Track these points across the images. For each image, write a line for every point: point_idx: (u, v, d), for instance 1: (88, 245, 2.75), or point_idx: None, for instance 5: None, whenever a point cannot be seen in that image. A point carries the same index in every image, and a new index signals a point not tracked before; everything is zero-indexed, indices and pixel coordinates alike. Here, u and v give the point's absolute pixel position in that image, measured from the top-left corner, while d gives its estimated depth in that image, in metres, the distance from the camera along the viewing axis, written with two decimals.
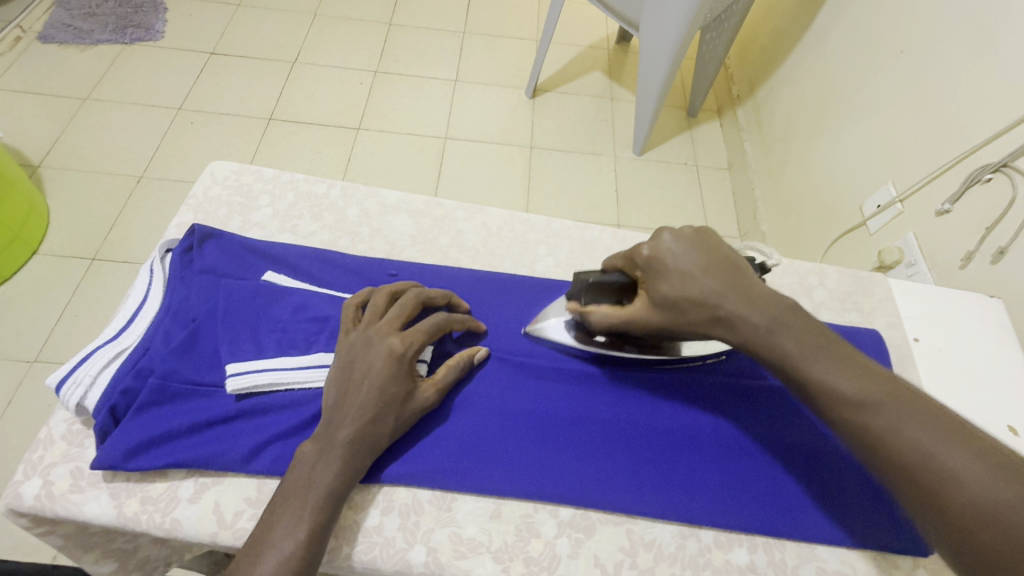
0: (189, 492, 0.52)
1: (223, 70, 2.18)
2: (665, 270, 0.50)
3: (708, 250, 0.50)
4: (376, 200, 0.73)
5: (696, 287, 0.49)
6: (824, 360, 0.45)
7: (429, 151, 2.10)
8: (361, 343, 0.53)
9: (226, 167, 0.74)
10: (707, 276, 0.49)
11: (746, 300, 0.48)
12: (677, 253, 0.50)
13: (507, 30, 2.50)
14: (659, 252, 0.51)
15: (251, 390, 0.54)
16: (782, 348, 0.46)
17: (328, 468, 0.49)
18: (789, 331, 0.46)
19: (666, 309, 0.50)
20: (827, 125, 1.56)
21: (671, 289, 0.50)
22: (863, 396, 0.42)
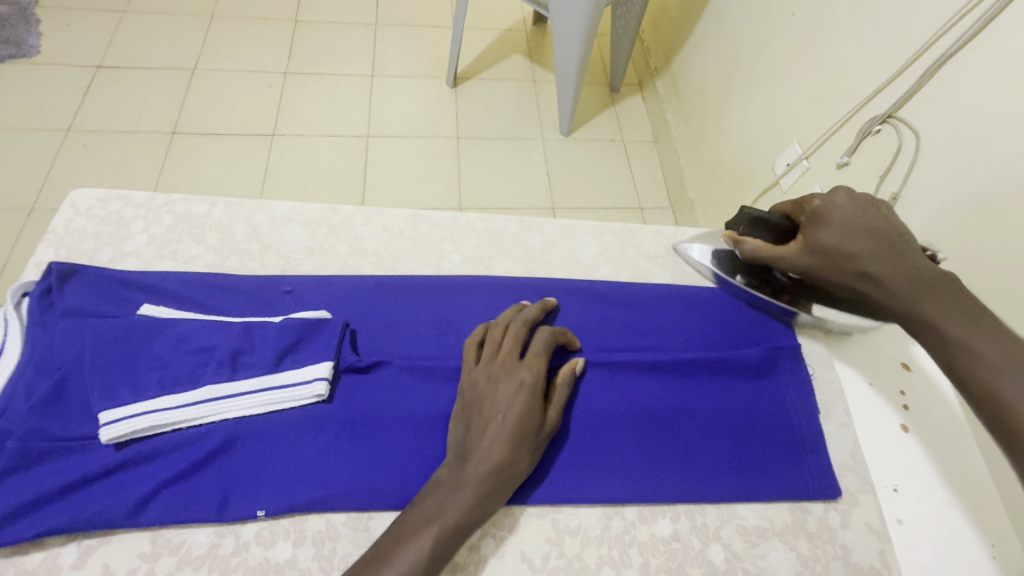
0: (72, 558, 0.48)
1: (114, 84, 2.02)
2: (828, 220, 0.57)
3: (877, 218, 0.55)
4: (265, 212, 0.68)
5: (850, 241, 0.54)
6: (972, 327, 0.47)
7: (351, 151, 2.02)
8: (485, 379, 0.55)
9: (90, 194, 0.67)
10: (869, 233, 0.54)
11: (903, 263, 0.52)
12: (843, 206, 0.56)
13: (421, 18, 2.42)
14: (828, 201, 0.58)
15: (130, 437, 0.50)
16: (924, 310, 0.49)
17: (459, 501, 0.48)
18: (938, 296, 0.49)
19: (820, 254, 0.56)
20: (737, 91, 1.60)
21: (830, 235, 0.56)
22: (998, 357, 0.44)
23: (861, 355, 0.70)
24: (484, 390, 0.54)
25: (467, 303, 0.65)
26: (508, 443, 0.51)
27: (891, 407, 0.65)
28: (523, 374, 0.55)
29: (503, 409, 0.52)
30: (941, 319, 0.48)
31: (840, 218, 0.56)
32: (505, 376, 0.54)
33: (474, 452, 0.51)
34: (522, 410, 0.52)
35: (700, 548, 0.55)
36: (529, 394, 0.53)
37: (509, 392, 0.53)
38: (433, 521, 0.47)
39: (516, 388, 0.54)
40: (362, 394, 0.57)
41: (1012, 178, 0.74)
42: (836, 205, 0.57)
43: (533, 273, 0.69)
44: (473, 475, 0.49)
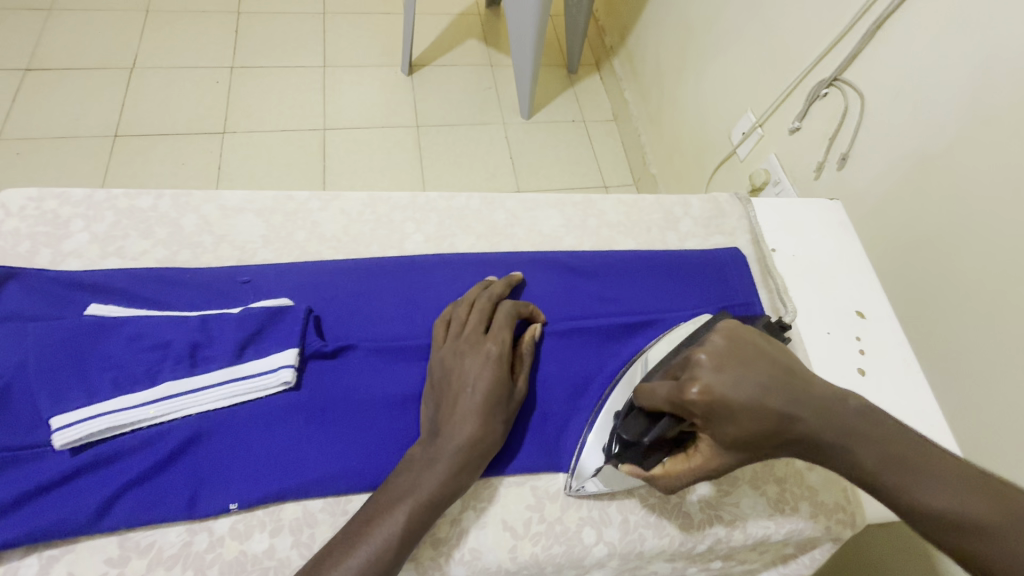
0: (34, 570, 0.46)
1: (46, 88, 1.92)
2: (726, 417, 0.45)
3: (761, 375, 0.45)
4: (216, 203, 0.66)
5: (767, 422, 0.44)
6: (919, 481, 0.41)
7: (308, 145, 1.97)
8: (452, 355, 0.54)
9: (22, 194, 0.63)
10: (774, 404, 0.44)
11: (818, 418, 0.44)
12: (731, 388, 0.45)
13: (371, 6, 2.37)
14: (709, 392, 0.45)
15: (87, 440, 0.48)
16: (874, 471, 0.42)
17: (432, 476, 0.48)
18: (881, 449, 0.42)
19: (740, 454, 0.46)
20: (691, 65, 1.63)
21: (742, 434, 0.45)
22: (972, 516, 0.39)
23: (820, 304, 0.72)
24: (453, 366, 0.54)
25: (432, 283, 0.64)
26: (480, 414, 0.51)
27: (849, 352, 0.69)
28: (494, 346, 0.55)
29: (472, 382, 0.52)
30: (901, 481, 0.41)
31: (749, 408, 0.44)
32: (474, 350, 0.54)
33: (444, 425, 0.51)
34: (490, 382, 0.52)
35: (675, 501, 0.56)
36: (497, 367, 0.53)
37: (480, 365, 0.53)
38: (405, 503, 0.46)
39: (484, 360, 0.53)
40: (330, 380, 0.56)
41: (948, 130, 0.77)
42: (723, 390, 0.45)
43: (497, 249, 0.69)
44: (445, 451, 0.49)
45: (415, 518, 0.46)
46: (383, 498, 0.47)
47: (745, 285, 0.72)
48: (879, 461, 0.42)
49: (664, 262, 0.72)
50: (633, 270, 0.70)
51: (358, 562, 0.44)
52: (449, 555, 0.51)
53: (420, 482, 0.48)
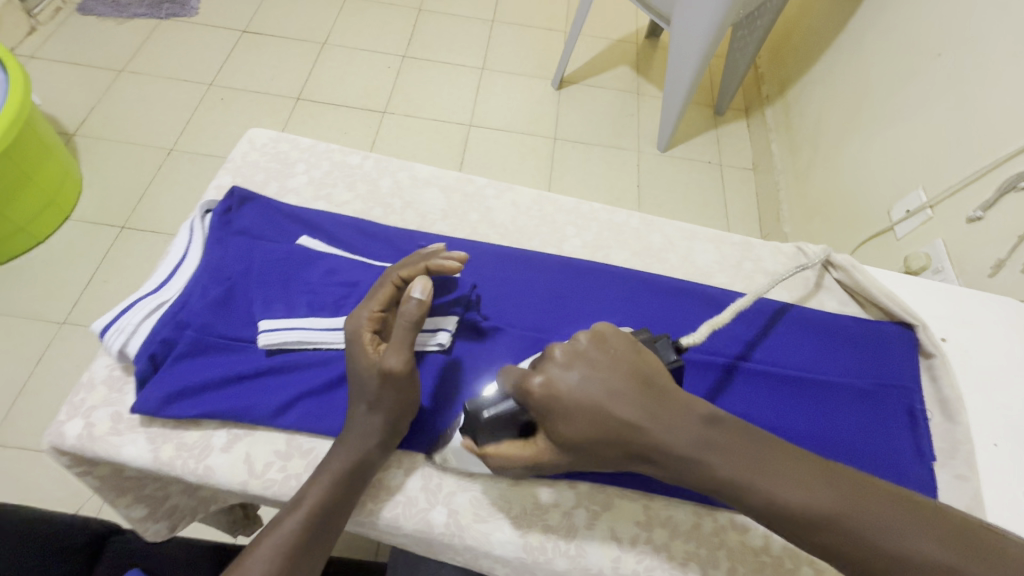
0: (222, 442, 0.54)
1: (255, 49, 2.25)
2: (563, 411, 0.45)
3: (611, 376, 0.45)
4: (409, 172, 0.74)
5: (602, 419, 0.45)
6: (764, 472, 0.42)
7: (451, 137, 2.12)
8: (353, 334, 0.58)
9: (264, 134, 0.75)
10: (613, 404, 0.44)
11: (667, 421, 0.44)
12: (573, 385, 0.45)
13: (536, 21, 2.51)
14: (551, 383, 0.46)
15: (281, 347, 0.56)
16: (726, 476, 0.42)
17: (322, 484, 0.49)
18: (725, 452, 0.43)
19: (574, 452, 0.46)
20: (858, 128, 1.54)
21: (575, 432, 0.45)
22: (818, 508, 0.40)
23: (992, 410, 0.65)
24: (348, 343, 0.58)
25: (582, 285, 0.67)
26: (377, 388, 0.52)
27: (1018, 471, 0.61)
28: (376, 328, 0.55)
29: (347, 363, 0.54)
30: (748, 479, 0.42)
31: (587, 407, 0.44)
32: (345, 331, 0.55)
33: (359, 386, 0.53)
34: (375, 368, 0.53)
35: (791, 568, 0.53)
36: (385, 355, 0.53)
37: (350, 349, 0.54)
38: (352, 441, 0.51)
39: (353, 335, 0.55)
40: (479, 350, 0.60)
41: None
42: (563, 386, 0.45)
43: (650, 269, 0.70)
44: (362, 395, 0.53)
45: (360, 454, 0.51)
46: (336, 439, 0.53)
47: (906, 368, 0.67)
48: (729, 463, 0.42)
49: (813, 321, 0.70)
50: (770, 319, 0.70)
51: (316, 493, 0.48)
52: (555, 542, 0.53)
53: (366, 423, 0.52)
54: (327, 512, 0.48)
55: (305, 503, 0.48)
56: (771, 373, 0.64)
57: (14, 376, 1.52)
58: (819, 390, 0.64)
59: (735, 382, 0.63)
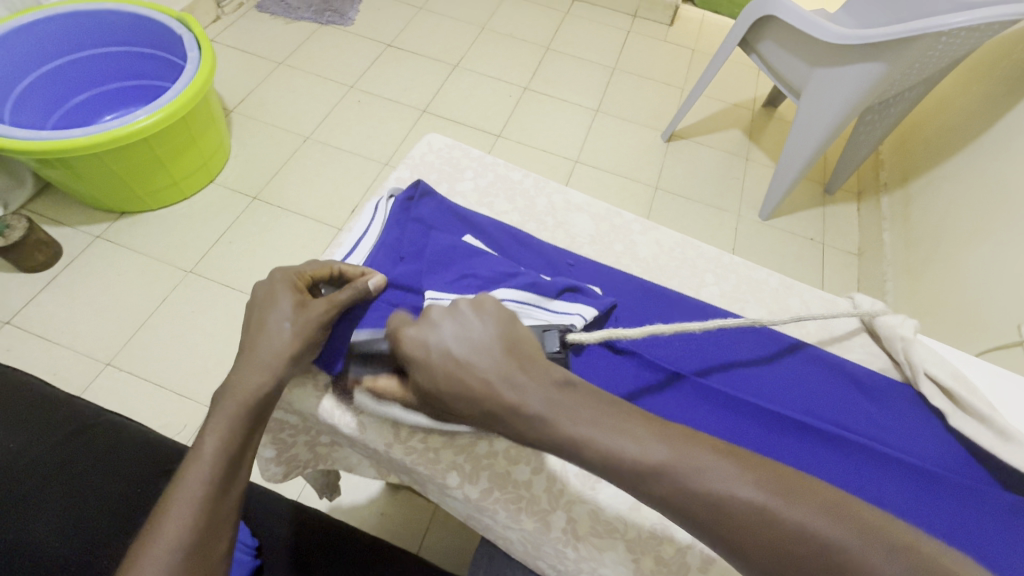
0: (376, 403, 0.61)
1: (395, 62, 2.47)
2: (419, 362, 0.50)
3: (479, 342, 0.49)
4: (563, 196, 0.80)
5: (459, 376, 0.48)
6: (595, 420, 0.46)
7: (557, 169, 2.20)
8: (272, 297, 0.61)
9: (441, 139, 0.84)
10: (467, 365, 0.48)
11: (518, 386, 0.47)
12: (429, 344, 0.50)
13: (656, 75, 2.59)
14: (426, 331, 0.50)
15: None
16: (566, 435, 0.45)
17: (215, 434, 0.52)
18: (567, 412, 0.46)
19: (429, 401, 0.51)
20: (994, 232, 1.46)
21: (425, 384, 0.50)
22: (645, 460, 0.44)
23: None
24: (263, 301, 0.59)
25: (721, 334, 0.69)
26: (278, 315, 0.57)
27: None
28: (295, 298, 0.58)
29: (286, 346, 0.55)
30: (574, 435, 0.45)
31: (442, 358, 0.48)
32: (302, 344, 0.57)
33: (243, 359, 0.55)
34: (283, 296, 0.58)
35: None
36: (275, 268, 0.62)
37: (278, 332, 0.56)
38: (238, 398, 0.53)
39: (289, 331, 0.56)
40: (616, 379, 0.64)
41: None
42: (423, 344, 0.50)
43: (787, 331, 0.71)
44: (255, 357, 0.54)
45: (250, 407, 0.53)
46: (214, 400, 0.54)
47: None
48: (577, 424, 0.45)
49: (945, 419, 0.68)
50: (894, 405, 0.68)
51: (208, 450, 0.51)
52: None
53: (245, 380, 0.54)
54: (225, 461, 0.51)
55: (203, 455, 0.51)
56: (783, 417, 0.64)
57: (141, 309, 1.70)
58: (952, 489, 0.60)
59: (673, 388, 0.65)
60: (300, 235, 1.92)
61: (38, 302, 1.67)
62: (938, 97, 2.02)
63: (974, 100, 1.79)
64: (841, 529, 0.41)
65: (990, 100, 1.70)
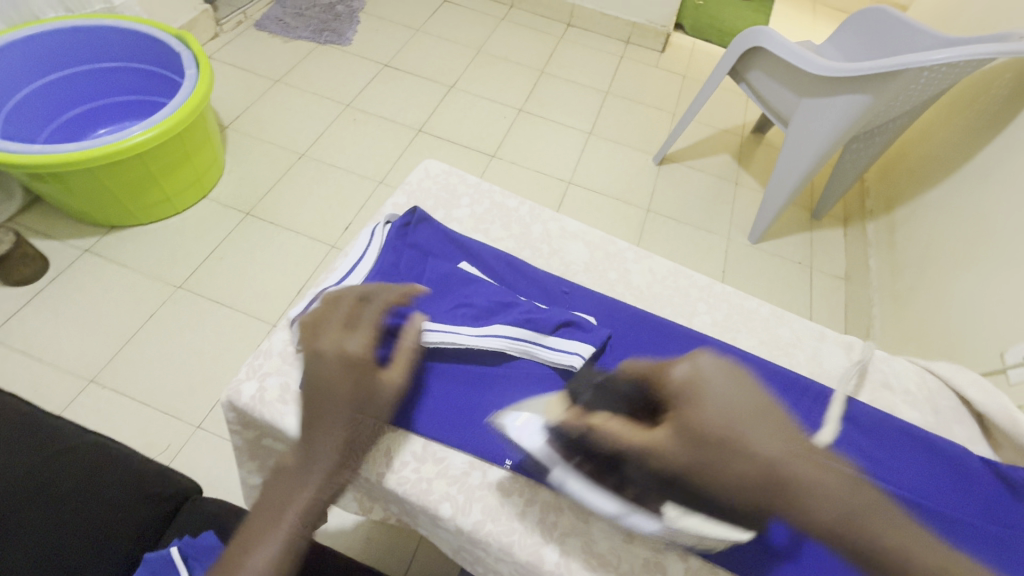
0: (367, 431, 0.60)
1: (392, 81, 2.51)
2: (699, 399, 0.50)
3: (748, 398, 0.52)
4: (558, 224, 0.81)
5: (736, 432, 0.48)
6: (810, 488, 0.46)
7: (550, 190, 2.22)
8: (314, 347, 0.59)
9: (438, 166, 0.85)
10: (749, 414, 0.50)
11: (784, 444, 0.48)
12: (716, 385, 0.52)
13: (648, 100, 2.65)
14: (698, 380, 0.52)
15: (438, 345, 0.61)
16: (790, 480, 0.46)
17: (301, 500, 0.52)
18: (808, 471, 0.47)
19: (694, 446, 0.48)
20: (977, 260, 1.50)
21: (706, 421, 0.48)
22: (845, 512, 0.45)
23: None
24: (314, 354, 0.58)
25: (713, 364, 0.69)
26: (348, 377, 0.57)
27: None
28: (351, 352, 0.58)
29: (362, 401, 0.57)
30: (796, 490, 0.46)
31: (723, 410, 0.49)
32: (372, 397, 0.58)
33: (318, 430, 0.55)
34: (338, 356, 0.57)
35: None
36: (309, 325, 0.61)
37: (347, 395, 0.56)
38: (324, 468, 0.54)
39: (366, 386, 0.58)
40: None
41: None
42: (707, 383, 0.52)
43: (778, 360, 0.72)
44: (335, 424, 0.55)
45: (331, 475, 0.55)
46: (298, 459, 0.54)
47: None
48: (771, 446, 0.47)
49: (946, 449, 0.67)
50: (904, 448, 0.66)
51: (297, 498, 0.52)
52: None
53: (328, 450, 0.54)
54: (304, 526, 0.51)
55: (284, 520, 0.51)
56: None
57: (128, 325, 1.68)
58: (968, 533, 0.57)
59: None
60: (292, 252, 1.91)
61: (21, 317, 1.64)
62: (920, 128, 2.09)
63: (954, 132, 1.85)
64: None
65: (970, 133, 1.76)
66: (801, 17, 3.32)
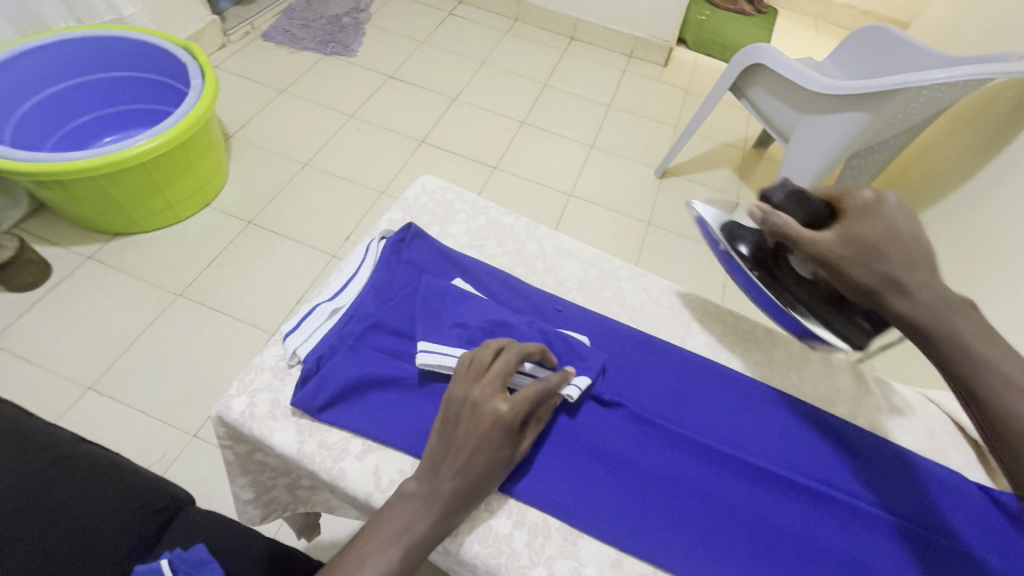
0: (357, 449, 0.59)
1: (396, 92, 2.53)
2: (874, 216, 0.61)
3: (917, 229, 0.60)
4: (554, 241, 0.81)
5: (887, 247, 0.59)
6: (926, 308, 0.57)
7: (551, 201, 2.23)
8: (469, 403, 0.54)
9: (435, 181, 0.86)
10: (913, 242, 0.59)
11: (926, 277, 0.58)
12: (892, 213, 0.61)
13: (650, 113, 2.66)
14: (878, 203, 0.62)
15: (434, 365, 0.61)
16: (906, 303, 0.58)
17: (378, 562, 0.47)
18: (945, 306, 0.57)
19: (841, 241, 0.61)
20: (977, 279, 1.49)
21: (869, 229, 0.61)
22: (965, 338, 0.55)
23: None
24: (466, 415, 0.54)
25: (700, 386, 0.70)
26: (487, 454, 0.53)
27: None
28: (507, 429, 0.54)
29: (504, 462, 0.55)
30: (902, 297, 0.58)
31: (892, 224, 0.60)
32: (504, 463, 0.55)
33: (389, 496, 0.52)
34: (500, 436, 0.54)
35: None
36: (477, 386, 0.55)
37: (490, 466, 0.54)
38: (400, 536, 0.49)
39: (505, 452, 0.55)
40: (597, 425, 0.65)
41: None
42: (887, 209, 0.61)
43: (770, 383, 0.73)
44: (417, 485, 0.52)
45: (415, 548, 0.49)
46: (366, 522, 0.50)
47: None
48: (911, 270, 0.58)
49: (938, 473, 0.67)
50: (877, 464, 0.67)
51: (421, 526, 0.50)
52: None
53: (403, 512, 0.50)
54: None
55: None
56: (702, 448, 0.64)
57: (128, 332, 1.68)
58: (906, 539, 0.60)
59: (642, 436, 0.65)
60: (293, 261, 1.92)
61: (22, 323, 1.65)
62: (921, 145, 2.09)
63: (955, 150, 1.85)
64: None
65: (970, 151, 1.76)
66: (804, 34, 3.34)
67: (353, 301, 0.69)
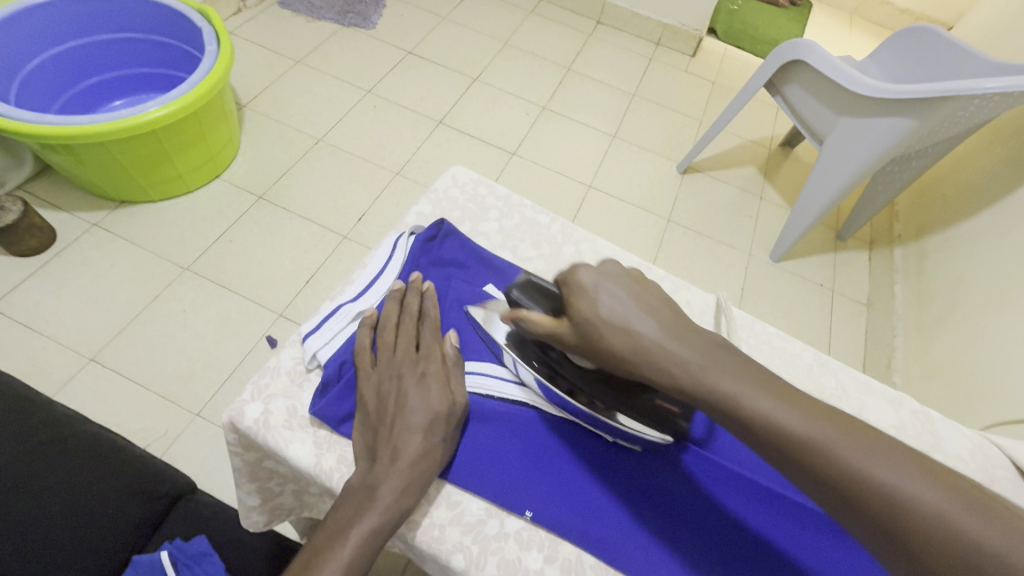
0: None
1: (414, 69, 2.44)
2: (584, 291, 0.52)
3: (631, 285, 0.53)
4: (591, 245, 0.77)
5: (622, 327, 0.50)
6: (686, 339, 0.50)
7: (570, 192, 2.16)
8: (389, 376, 0.58)
9: (466, 174, 0.81)
10: (635, 302, 0.51)
11: (677, 336, 0.49)
12: (595, 291, 0.52)
13: (675, 104, 2.57)
14: (590, 286, 0.52)
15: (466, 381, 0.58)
16: (714, 384, 0.46)
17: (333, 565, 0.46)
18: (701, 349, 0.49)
19: (584, 329, 0.51)
20: (1013, 299, 1.43)
21: (587, 308, 0.51)
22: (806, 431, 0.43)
23: None
24: (391, 390, 0.57)
25: None
26: (426, 415, 0.55)
27: None
28: (438, 388, 0.57)
29: (451, 419, 0.56)
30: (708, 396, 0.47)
31: (614, 309, 0.51)
32: (448, 413, 0.56)
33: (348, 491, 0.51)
34: (433, 395, 0.56)
35: None
36: (389, 357, 0.59)
37: (435, 425, 0.55)
38: (356, 531, 0.48)
39: (437, 393, 0.57)
40: (638, 454, 0.61)
41: None
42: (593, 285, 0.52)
43: None
44: (377, 473, 0.51)
45: (367, 539, 0.48)
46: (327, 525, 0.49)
47: None
48: (652, 327, 0.50)
49: None
50: None
51: (376, 513, 0.49)
52: None
53: (357, 507, 0.49)
54: None
55: None
56: (753, 483, 0.60)
57: (132, 304, 1.64)
58: None
59: (691, 468, 0.61)
60: (302, 239, 1.86)
61: (24, 289, 1.61)
62: (959, 155, 2.01)
63: (996, 161, 1.77)
64: (978, 513, 0.40)
65: (1013, 164, 1.68)
66: (838, 30, 3.21)
67: (375, 303, 0.66)
